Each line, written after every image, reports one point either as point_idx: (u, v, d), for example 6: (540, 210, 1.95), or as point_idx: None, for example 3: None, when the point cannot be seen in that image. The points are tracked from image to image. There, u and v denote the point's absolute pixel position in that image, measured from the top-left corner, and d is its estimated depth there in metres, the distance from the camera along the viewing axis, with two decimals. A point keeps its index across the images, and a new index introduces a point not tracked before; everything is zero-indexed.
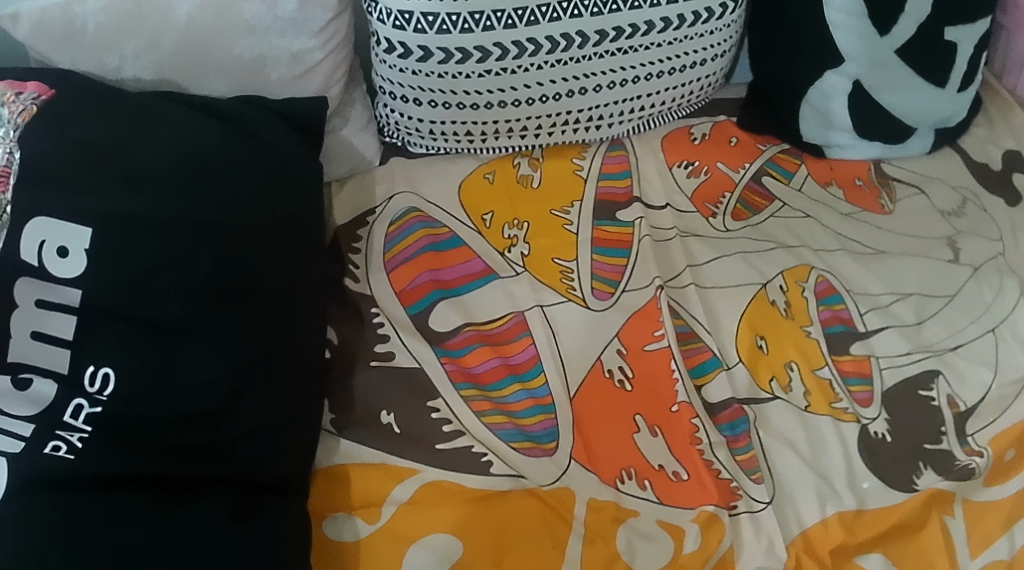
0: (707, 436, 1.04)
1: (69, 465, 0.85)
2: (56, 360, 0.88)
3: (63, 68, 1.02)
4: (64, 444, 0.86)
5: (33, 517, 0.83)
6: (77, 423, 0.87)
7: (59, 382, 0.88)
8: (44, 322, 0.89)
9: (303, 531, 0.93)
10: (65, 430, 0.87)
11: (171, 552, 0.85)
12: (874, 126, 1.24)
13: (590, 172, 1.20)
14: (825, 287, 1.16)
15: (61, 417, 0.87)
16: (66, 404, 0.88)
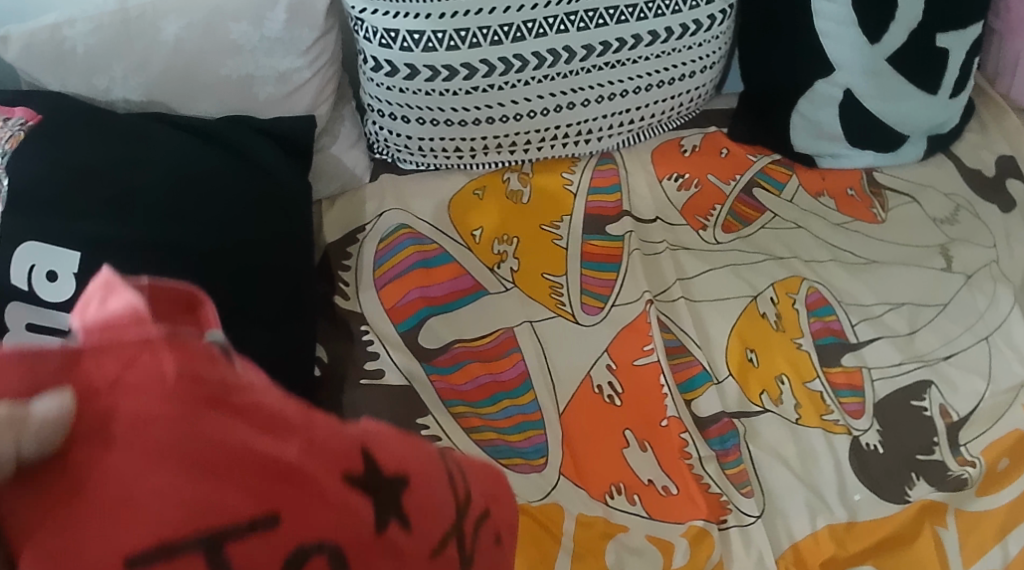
0: (697, 451, 1.04)
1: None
2: None
3: (53, 90, 1.03)
4: None
5: None
6: None
7: None
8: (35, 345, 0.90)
9: None
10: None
11: None
12: (865, 135, 1.24)
13: (580, 187, 1.20)
14: (816, 299, 1.16)
15: None
16: None
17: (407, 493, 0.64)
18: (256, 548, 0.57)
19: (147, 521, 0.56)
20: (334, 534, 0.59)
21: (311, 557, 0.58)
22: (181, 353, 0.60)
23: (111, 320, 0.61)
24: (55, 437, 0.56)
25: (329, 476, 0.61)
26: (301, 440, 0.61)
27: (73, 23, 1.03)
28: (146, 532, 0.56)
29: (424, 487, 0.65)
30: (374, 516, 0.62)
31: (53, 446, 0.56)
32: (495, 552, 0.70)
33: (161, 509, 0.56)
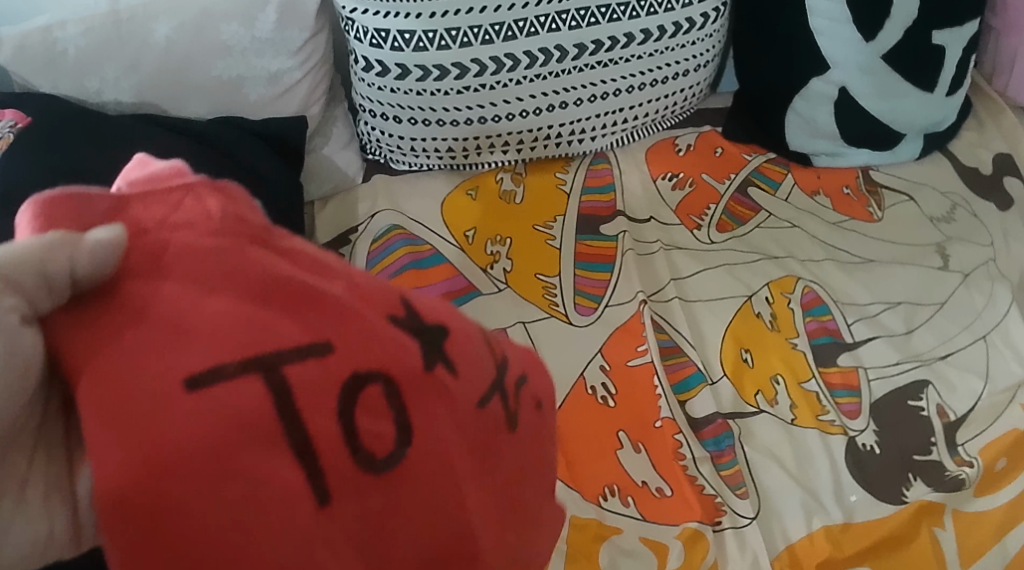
0: (691, 452, 1.03)
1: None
2: None
3: (45, 92, 1.02)
4: None
5: None
6: None
7: None
8: None
9: None
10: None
11: None
12: (860, 134, 1.24)
13: (574, 187, 1.21)
14: (811, 298, 1.15)
15: None
16: None
17: (450, 345, 0.66)
18: (312, 370, 0.59)
19: (208, 339, 0.58)
20: (388, 365, 0.62)
21: (365, 386, 0.61)
22: (224, 198, 0.64)
23: (155, 174, 0.64)
24: (106, 263, 0.58)
25: (374, 314, 0.63)
26: (344, 281, 0.64)
27: (64, 25, 1.02)
28: (205, 351, 0.57)
29: (466, 342, 0.68)
30: (422, 357, 0.64)
31: (106, 270, 0.59)
32: (535, 418, 0.74)
33: (220, 329, 0.58)
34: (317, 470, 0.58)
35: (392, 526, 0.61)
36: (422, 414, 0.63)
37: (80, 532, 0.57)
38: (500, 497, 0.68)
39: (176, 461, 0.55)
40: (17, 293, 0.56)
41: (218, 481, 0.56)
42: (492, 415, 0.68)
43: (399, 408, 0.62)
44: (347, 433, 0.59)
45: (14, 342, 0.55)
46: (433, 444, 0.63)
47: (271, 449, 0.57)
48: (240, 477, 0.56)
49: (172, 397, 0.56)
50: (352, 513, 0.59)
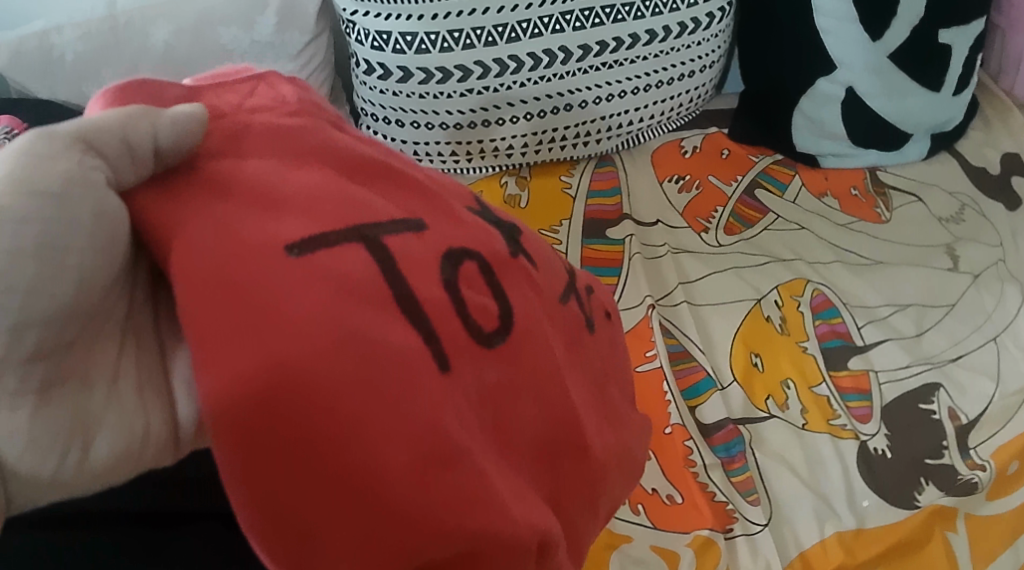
0: (702, 458, 1.02)
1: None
2: None
3: (42, 98, 1.00)
4: None
5: None
6: None
7: None
8: None
9: None
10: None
11: None
12: (868, 134, 1.22)
13: (579, 191, 1.19)
14: (821, 301, 1.14)
15: None
16: None
17: (522, 239, 0.68)
18: (411, 243, 0.58)
19: (300, 208, 0.55)
20: (478, 247, 0.62)
21: (462, 262, 0.60)
22: (295, 87, 0.64)
23: (219, 74, 0.64)
24: (187, 138, 0.54)
25: (451, 200, 0.64)
26: (423, 173, 0.66)
27: (60, 30, 1.01)
28: (303, 219, 0.54)
29: (535, 243, 0.70)
30: (506, 245, 0.65)
31: (189, 143, 0.55)
32: (609, 326, 0.75)
33: (313, 198, 0.56)
34: (433, 337, 0.56)
35: (504, 401, 0.59)
36: (515, 291, 0.62)
37: (180, 432, 0.51)
38: (589, 385, 0.68)
39: (291, 326, 0.50)
40: (101, 157, 0.50)
41: (338, 346, 0.51)
42: (574, 313, 0.69)
43: (495, 286, 0.61)
44: (455, 303, 0.58)
45: (103, 202, 0.49)
46: (532, 329, 0.62)
47: (385, 315, 0.54)
48: (360, 340, 0.52)
49: (277, 262, 0.52)
50: (468, 380, 0.56)
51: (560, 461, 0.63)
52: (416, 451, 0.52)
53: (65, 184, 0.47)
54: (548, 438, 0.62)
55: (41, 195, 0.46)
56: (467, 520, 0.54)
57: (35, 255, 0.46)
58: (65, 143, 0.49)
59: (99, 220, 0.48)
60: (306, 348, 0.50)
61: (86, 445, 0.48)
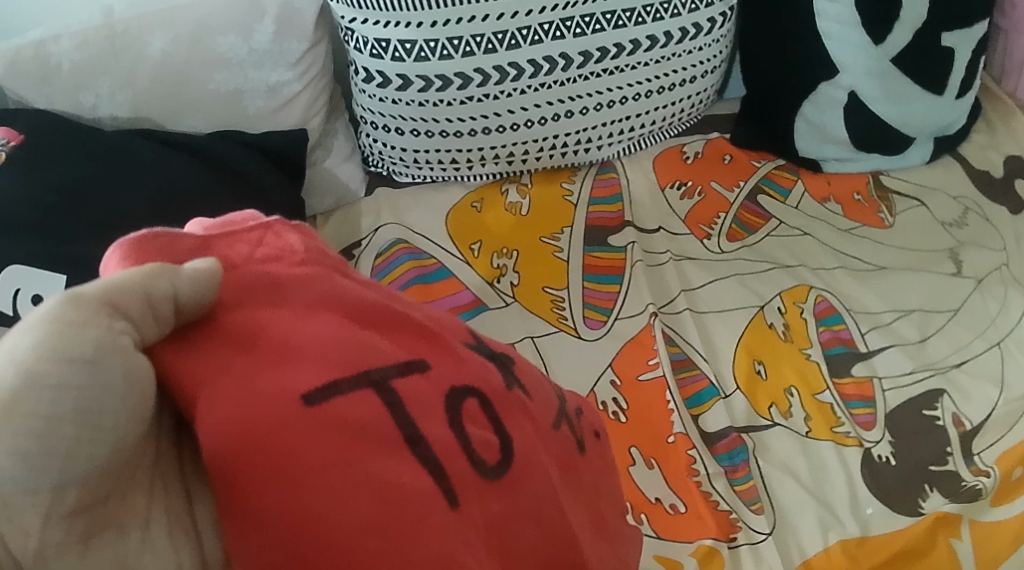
0: (704, 468, 1.01)
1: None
2: None
3: (39, 108, 1.00)
4: None
5: None
6: None
7: None
8: None
9: None
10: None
11: None
12: (871, 139, 1.21)
13: (580, 198, 1.18)
14: (824, 307, 1.13)
15: None
16: None
17: (518, 372, 0.74)
18: (416, 383, 0.65)
19: (318, 357, 0.62)
20: (479, 381, 0.69)
21: (465, 399, 0.67)
22: (300, 235, 0.70)
23: (226, 221, 0.69)
24: (205, 293, 0.61)
25: (452, 338, 0.71)
26: (423, 312, 0.72)
27: (57, 39, 1.01)
28: (319, 366, 0.61)
29: (531, 372, 0.76)
30: (503, 378, 0.71)
31: (207, 297, 0.61)
32: (600, 447, 0.79)
33: (327, 347, 0.62)
34: (438, 469, 0.62)
35: (512, 527, 0.65)
36: (513, 423, 0.69)
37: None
38: (587, 506, 0.72)
39: (313, 475, 0.58)
40: (126, 318, 0.57)
41: (354, 492, 0.58)
42: (566, 437, 0.74)
43: (494, 417, 0.68)
44: (459, 436, 0.65)
45: (129, 365, 0.55)
46: (531, 456, 0.68)
47: (396, 456, 0.61)
48: (375, 479, 0.59)
49: (295, 412, 0.59)
50: (472, 512, 0.63)
51: None
52: None
53: (95, 351, 0.54)
54: (553, 558, 0.67)
55: (73, 361, 0.53)
56: None
57: (73, 420, 0.52)
58: (93, 309, 0.55)
59: (125, 387, 0.54)
60: (314, 487, 0.58)
61: None
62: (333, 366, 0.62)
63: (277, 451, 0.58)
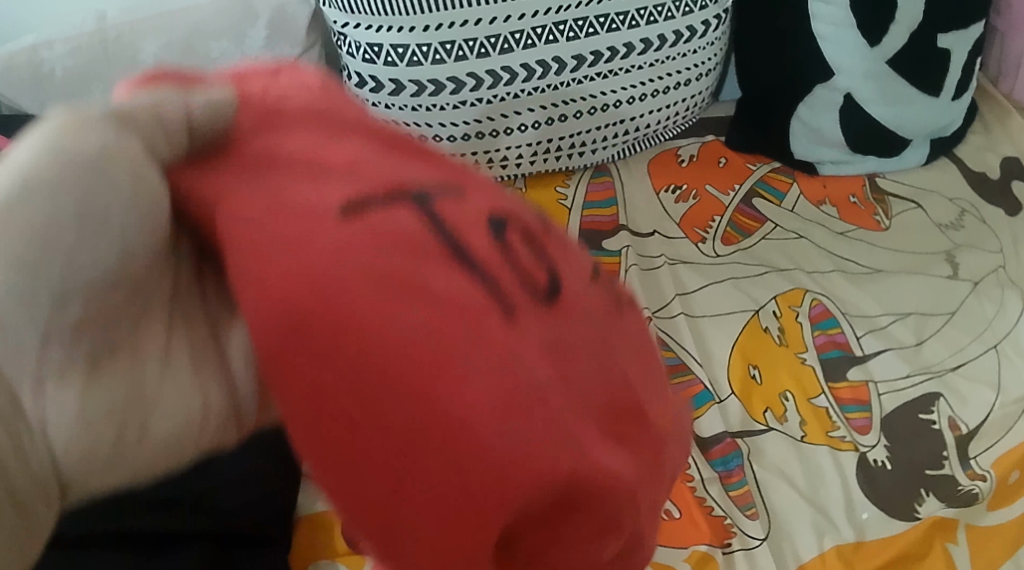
0: (698, 472, 1.02)
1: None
2: None
3: (32, 113, 1.00)
4: None
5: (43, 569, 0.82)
6: None
7: None
8: None
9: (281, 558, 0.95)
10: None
11: None
12: (867, 141, 1.21)
13: (575, 201, 1.18)
14: (820, 311, 1.13)
15: None
16: None
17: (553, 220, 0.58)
18: (456, 202, 0.50)
19: (339, 172, 0.49)
20: (519, 212, 0.52)
21: (507, 225, 0.51)
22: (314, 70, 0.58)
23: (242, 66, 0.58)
24: (223, 116, 0.51)
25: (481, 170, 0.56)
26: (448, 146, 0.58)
27: (50, 44, 1.00)
28: (342, 178, 0.49)
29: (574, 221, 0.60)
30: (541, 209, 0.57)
31: (225, 121, 0.51)
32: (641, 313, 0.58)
33: (354, 166, 0.50)
34: (493, 280, 0.48)
35: (584, 358, 0.50)
36: (565, 265, 0.53)
37: (239, 405, 0.51)
38: (636, 353, 0.55)
39: (336, 285, 0.45)
40: (134, 132, 0.47)
41: (401, 296, 0.46)
42: (608, 289, 0.56)
43: (541, 249, 0.51)
44: (505, 252, 0.49)
45: (141, 172, 0.46)
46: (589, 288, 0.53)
47: (441, 262, 0.47)
48: (416, 285, 0.46)
49: (328, 224, 0.47)
50: (542, 336, 0.48)
51: (634, 429, 0.52)
52: (503, 399, 0.46)
53: (102, 154, 0.45)
54: (623, 399, 0.52)
55: (76, 163, 0.44)
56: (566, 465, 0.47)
57: (76, 225, 0.44)
58: (98, 118, 0.46)
59: (134, 200, 0.45)
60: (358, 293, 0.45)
61: (141, 431, 0.47)
62: (368, 198, 0.48)
63: (323, 302, 0.45)
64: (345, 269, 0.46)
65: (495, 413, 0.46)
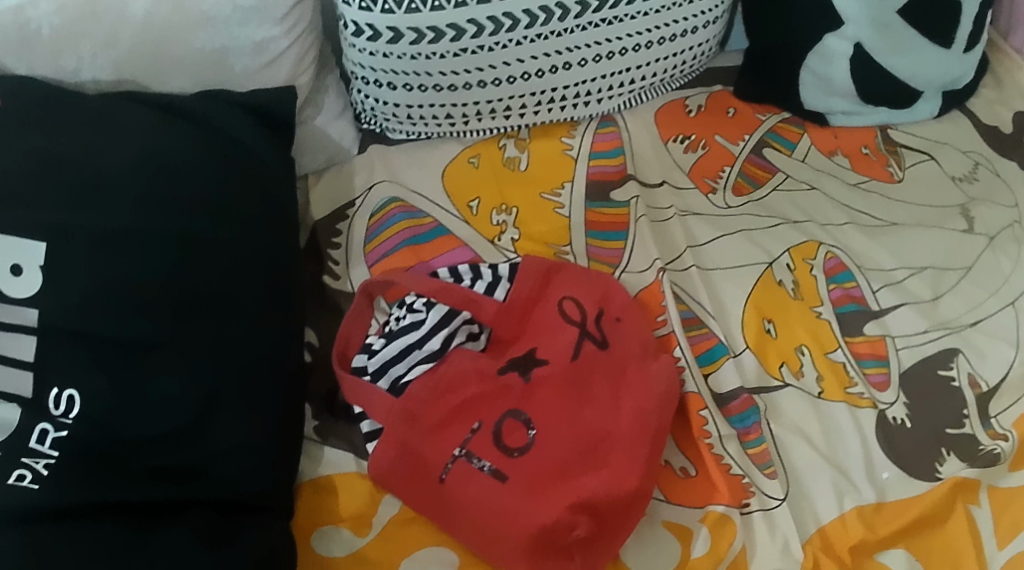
0: (716, 429, 0.98)
1: (33, 496, 0.83)
2: (19, 384, 0.86)
3: (19, 74, 0.97)
4: (29, 473, 0.84)
5: (34, 544, 0.81)
6: (43, 449, 0.85)
7: (22, 407, 0.86)
8: (5, 346, 0.86)
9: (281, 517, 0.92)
10: (31, 458, 0.84)
11: None
12: (879, 91, 1.17)
13: (580, 151, 1.12)
14: (835, 264, 1.08)
15: (26, 444, 0.85)
16: (31, 430, 0.85)
17: (550, 278, 0.99)
18: (425, 382, 0.93)
19: (406, 452, 0.91)
20: (505, 409, 0.93)
21: (499, 423, 0.93)
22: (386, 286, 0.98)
23: None
24: None
25: (492, 368, 0.95)
26: (472, 371, 0.94)
27: (35, 2, 0.96)
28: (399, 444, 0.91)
29: (560, 269, 1.00)
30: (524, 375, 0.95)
31: None
32: (615, 320, 0.99)
33: (401, 419, 0.92)
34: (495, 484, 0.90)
35: (557, 401, 0.94)
36: (543, 423, 0.93)
37: None
38: (606, 341, 0.97)
39: (432, 486, 0.91)
40: None
41: (462, 500, 0.90)
42: (580, 424, 0.93)
43: (527, 432, 0.93)
44: (504, 457, 0.91)
45: None
46: (554, 444, 0.92)
47: (470, 518, 0.90)
48: (500, 507, 0.89)
49: (423, 466, 0.91)
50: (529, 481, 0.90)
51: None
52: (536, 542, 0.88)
53: None
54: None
55: None
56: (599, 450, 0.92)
57: None
58: None
59: None
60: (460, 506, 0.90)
61: None
62: (405, 438, 0.92)
63: (446, 431, 0.92)
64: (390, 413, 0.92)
65: (547, 427, 0.93)
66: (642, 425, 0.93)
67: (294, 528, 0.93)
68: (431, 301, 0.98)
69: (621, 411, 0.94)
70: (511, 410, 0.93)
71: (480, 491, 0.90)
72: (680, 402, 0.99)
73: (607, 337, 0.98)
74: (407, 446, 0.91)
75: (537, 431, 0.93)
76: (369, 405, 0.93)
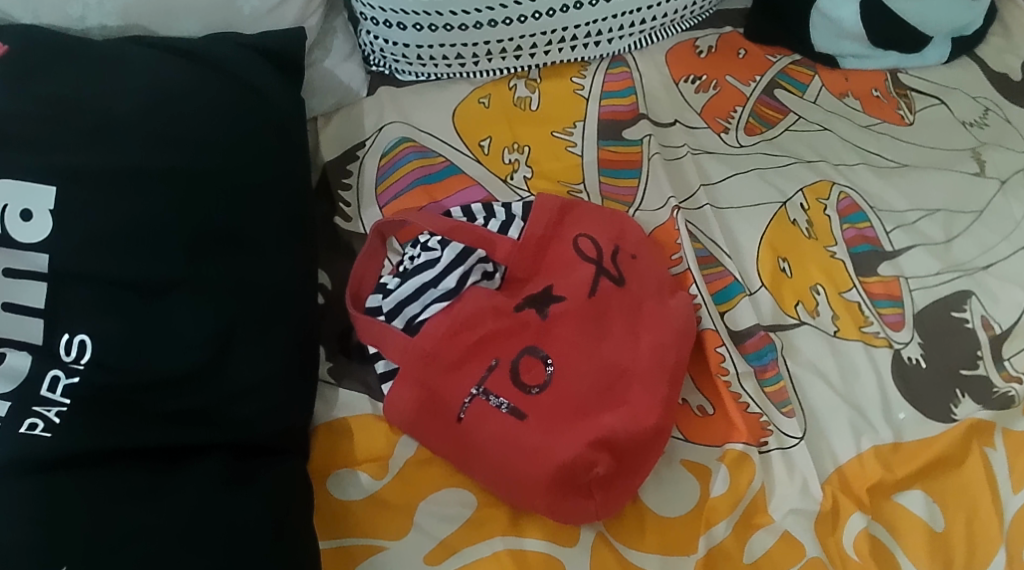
0: (734, 366, 0.97)
1: (46, 444, 0.80)
2: (30, 331, 0.84)
3: (25, 23, 0.96)
4: (41, 421, 0.81)
5: (46, 492, 0.79)
6: (55, 398, 0.83)
7: (33, 354, 0.84)
8: (13, 292, 0.84)
9: (297, 459, 0.91)
10: (43, 407, 0.82)
11: (178, 522, 0.81)
12: (890, 34, 1.16)
13: (592, 91, 1.12)
14: (848, 204, 1.08)
15: (38, 392, 0.82)
16: (42, 377, 0.83)
17: (566, 218, 0.99)
18: (441, 320, 0.92)
19: (422, 388, 0.90)
20: (522, 344, 0.93)
21: (516, 360, 0.92)
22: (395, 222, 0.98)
23: None
24: None
25: (507, 303, 0.94)
26: (489, 307, 0.93)
27: None
28: (415, 382, 0.90)
29: (577, 210, 0.99)
30: (540, 311, 0.94)
31: None
32: (631, 260, 0.98)
33: (417, 357, 0.91)
34: (513, 423, 0.89)
35: (573, 338, 0.93)
36: (561, 359, 0.92)
37: None
38: (623, 278, 0.97)
39: (448, 423, 0.90)
40: None
41: (478, 437, 0.89)
42: (598, 360, 0.92)
43: (544, 368, 0.92)
44: (521, 394, 0.90)
45: None
46: (571, 381, 0.91)
47: (486, 455, 0.88)
48: (518, 445, 0.88)
49: (439, 403, 0.90)
50: (546, 420, 0.89)
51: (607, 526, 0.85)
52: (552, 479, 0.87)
53: None
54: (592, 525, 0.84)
55: None
56: (615, 387, 0.92)
57: None
58: None
59: None
60: (476, 443, 0.89)
61: None
62: (421, 375, 0.90)
63: (463, 369, 0.91)
64: (407, 350, 0.91)
65: (565, 364, 0.92)
66: (660, 362, 0.93)
67: (309, 473, 0.92)
68: (446, 239, 0.97)
69: (639, 346, 0.93)
70: (527, 348, 0.92)
71: (497, 429, 0.89)
72: (697, 339, 0.99)
73: (623, 274, 0.97)
74: (423, 383, 0.90)
75: (555, 366, 0.92)
76: (385, 344, 0.92)
